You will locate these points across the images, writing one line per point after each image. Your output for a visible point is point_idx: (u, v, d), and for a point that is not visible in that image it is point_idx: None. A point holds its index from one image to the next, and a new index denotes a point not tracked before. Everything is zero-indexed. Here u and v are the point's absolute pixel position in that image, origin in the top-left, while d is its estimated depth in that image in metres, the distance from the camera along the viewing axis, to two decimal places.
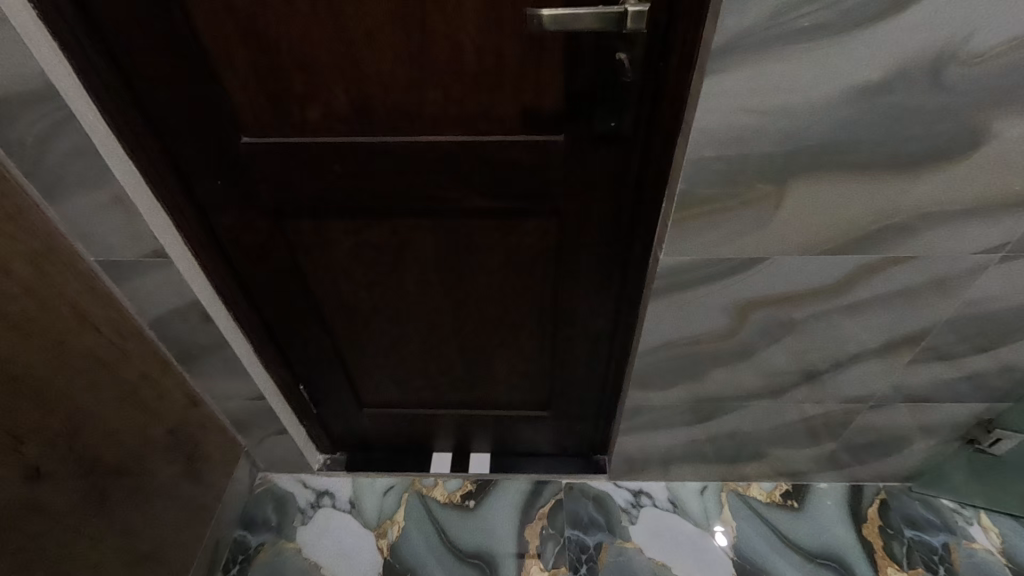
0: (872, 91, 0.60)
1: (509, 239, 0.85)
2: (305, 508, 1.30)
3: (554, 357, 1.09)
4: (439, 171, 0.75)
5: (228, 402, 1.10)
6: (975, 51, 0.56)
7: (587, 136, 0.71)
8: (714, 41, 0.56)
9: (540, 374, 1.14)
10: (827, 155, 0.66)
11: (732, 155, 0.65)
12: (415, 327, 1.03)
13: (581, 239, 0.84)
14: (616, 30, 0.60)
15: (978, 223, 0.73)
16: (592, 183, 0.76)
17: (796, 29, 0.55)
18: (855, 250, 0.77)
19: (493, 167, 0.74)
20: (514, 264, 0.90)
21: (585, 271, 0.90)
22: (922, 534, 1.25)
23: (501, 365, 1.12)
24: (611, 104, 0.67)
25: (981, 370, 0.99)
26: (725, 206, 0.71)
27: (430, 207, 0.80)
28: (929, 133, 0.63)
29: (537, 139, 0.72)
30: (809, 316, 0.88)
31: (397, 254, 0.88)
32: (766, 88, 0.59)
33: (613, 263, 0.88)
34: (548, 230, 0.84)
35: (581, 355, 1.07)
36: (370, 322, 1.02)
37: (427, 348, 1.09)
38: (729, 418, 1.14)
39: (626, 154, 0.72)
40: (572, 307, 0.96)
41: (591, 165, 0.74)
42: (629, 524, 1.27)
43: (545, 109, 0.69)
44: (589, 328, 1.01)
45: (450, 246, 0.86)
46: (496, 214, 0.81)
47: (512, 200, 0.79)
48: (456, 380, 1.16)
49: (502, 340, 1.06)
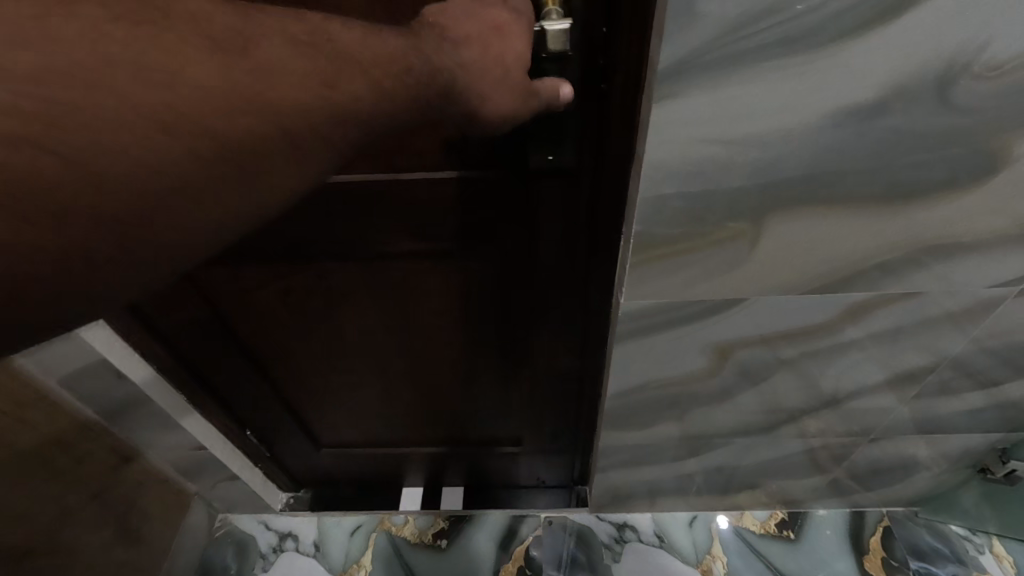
0: (863, 114, 0.48)
1: (450, 278, 0.77)
2: (266, 553, 1.22)
3: (520, 397, 0.99)
4: (361, 213, 0.68)
5: (167, 451, 1.01)
6: (993, 62, 0.45)
7: (521, 171, 0.63)
8: (659, 63, 0.45)
9: (506, 413, 1.04)
10: (810, 189, 0.54)
11: (695, 191, 0.54)
12: (362, 370, 0.95)
13: (531, 277, 0.76)
14: (540, 51, 0.50)
15: (994, 255, 0.62)
16: (534, 219, 0.68)
17: (765, 41, 0.43)
18: (847, 288, 0.66)
19: (419, 206, 0.67)
20: (461, 304, 0.81)
21: (540, 314, 0.81)
22: (928, 566, 1.16)
23: (464, 405, 1.03)
24: (546, 135, 0.58)
25: (997, 400, 0.89)
26: (691, 246, 0.60)
27: (357, 250, 0.73)
28: (934, 160, 0.52)
29: (465, 176, 0.64)
30: (795, 354, 0.78)
31: (329, 300, 0.80)
32: (729, 116, 0.48)
33: (571, 305, 0.79)
34: (493, 269, 0.76)
35: (548, 393, 0.98)
36: (313, 366, 0.94)
37: (380, 389, 0.99)
38: (717, 454, 1.04)
39: (569, 191, 0.64)
40: (532, 346, 0.87)
41: (530, 201, 0.66)
42: (612, 562, 1.19)
43: (470, 142, 0.61)
44: (553, 367, 0.91)
45: (386, 287, 0.78)
46: (432, 254, 0.74)
47: (447, 239, 0.72)
48: (417, 421, 1.08)
49: (460, 382, 0.97)
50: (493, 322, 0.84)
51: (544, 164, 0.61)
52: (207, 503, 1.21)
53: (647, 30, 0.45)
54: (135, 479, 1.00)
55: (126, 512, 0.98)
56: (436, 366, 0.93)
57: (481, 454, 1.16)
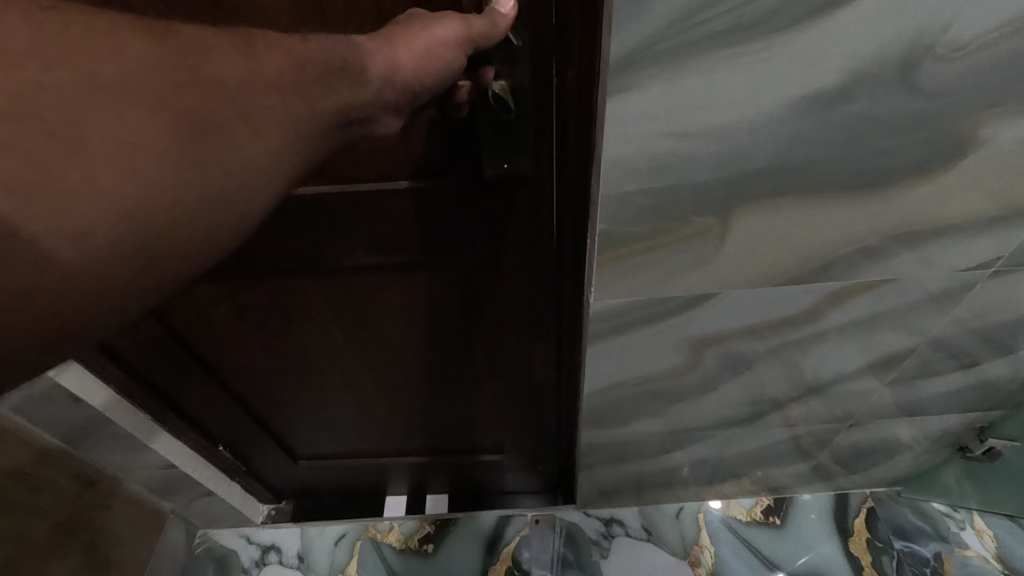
0: (826, 101, 0.46)
1: (414, 290, 0.75)
2: (248, 568, 1.19)
3: (497, 404, 0.97)
4: (313, 227, 0.65)
5: (135, 470, 0.98)
6: (956, 43, 0.43)
7: (478, 178, 0.61)
8: (611, 54, 0.42)
9: (484, 421, 1.02)
10: (777, 181, 0.53)
11: (658, 187, 0.52)
12: (332, 383, 0.92)
13: (497, 285, 0.74)
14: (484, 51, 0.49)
15: (963, 240, 0.61)
16: (496, 226, 0.66)
17: (720, 27, 0.41)
18: (820, 278, 0.65)
19: (374, 218, 0.65)
20: (428, 315, 0.79)
21: (511, 320, 0.80)
22: (912, 545, 1.17)
23: (440, 414, 1.00)
24: (500, 141, 0.57)
25: (977, 379, 0.89)
26: (657, 243, 0.58)
27: (314, 265, 0.70)
28: (901, 146, 0.50)
29: (419, 185, 0.62)
30: (774, 346, 0.77)
31: (290, 315, 0.78)
32: (687, 109, 0.46)
33: (542, 309, 0.78)
34: (458, 279, 0.73)
35: (525, 399, 0.96)
36: (281, 380, 0.91)
37: (354, 401, 0.97)
38: (700, 447, 1.03)
39: (530, 193, 0.62)
40: (504, 353, 0.85)
41: (490, 209, 0.64)
42: (600, 558, 1.18)
43: (422, 151, 0.59)
44: (528, 374, 0.90)
45: (347, 301, 0.76)
46: (393, 267, 0.71)
47: (407, 251, 0.69)
48: (394, 432, 1.06)
49: (434, 392, 0.95)
50: (462, 332, 0.82)
51: (500, 171, 0.60)
52: (183, 520, 1.18)
53: (596, 23, 0.43)
54: (102, 502, 0.97)
55: (93, 536, 0.95)
56: (409, 376, 0.91)
57: (462, 462, 1.14)
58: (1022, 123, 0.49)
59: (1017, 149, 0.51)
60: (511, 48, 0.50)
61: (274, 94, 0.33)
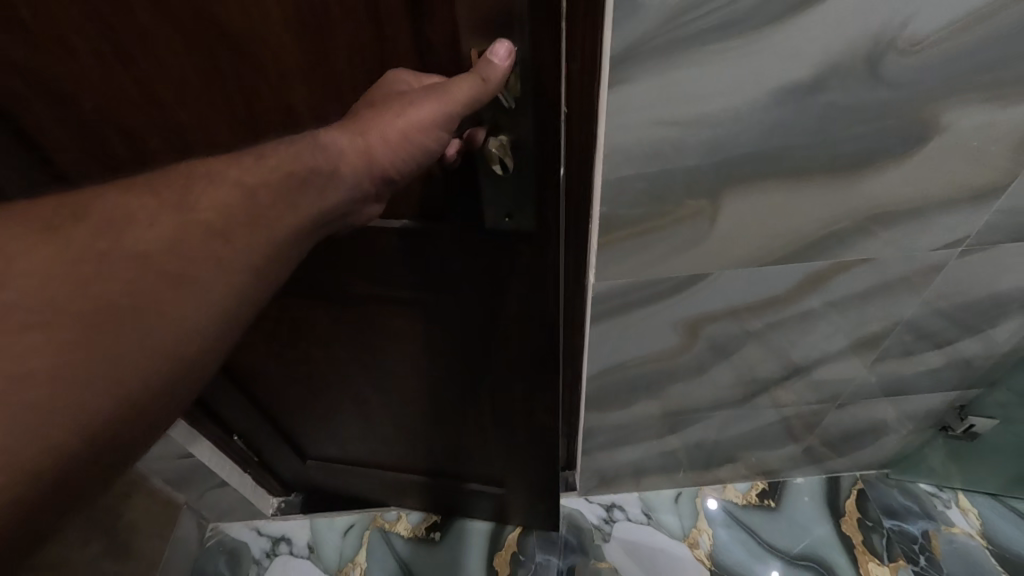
0: (802, 92, 0.52)
1: (415, 322, 0.76)
2: (259, 558, 1.22)
3: (497, 436, 0.96)
4: (317, 256, 0.68)
5: (155, 462, 1.02)
6: (914, 39, 0.49)
7: (478, 228, 0.59)
8: (610, 48, 0.48)
9: (484, 451, 1.02)
10: (759, 166, 0.58)
11: (654, 172, 0.57)
12: (338, 394, 0.95)
13: (497, 327, 0.73)
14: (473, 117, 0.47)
15: (937, 220, 0.67)
16: (495, 274, 0.64)
17: (707, 26, 0.47)
18: (804, 258, 0.70)
19: (375, 255, 0.65)
20: (428, 345, 0.80)
21: (512, 359, 0.78)
22: (901, 524, 1.22)
23: (442, 433, 1.01)
24: (498, 197, 0.54)
25: (954, 358, 0.95)
26: (652, 226, 0.63)
27: (319, 289, 0.73)
28: (869, 132, 0.56)
29: (420, 227, 0.61)
30: (763, 326, 0.83)
31: (298, 329, 0.81)
32: (679, 99, 0.51)
33: (544, 355, 0.75)
34: (457, 316, 0.73)
35: (525, 439, 0.94)
36: (289, 385, 0.95)
37: (360, 411, 0.99)
38: (697, 429, 1.08)
39: (531, 247, 0.59)
40: (504, 390, 0.84)
41: (489, 257, 0.62)
42: (602, 542, 1.22)
43: (422, 198, 0.58)
44: (528, 415, 0.87)
45: (349, 325, 0.79)
46: (394, 300, 0.72)
47: (406, 288, 0.69)
48: (398, 445, 1.07)
49: (435, 415, 0.96)
50: (462, 364, 0.82)
51: (501, 224, 0.57)
52: (196, 512, 1.21)
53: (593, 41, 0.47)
54: (121, 492, 1.00)
55: (114, 525, 0.98)
56: (410, 396, 0.92)
57: (462, 488, 1.13)
58: (980, 111, 0.55)
59: (975, 134, 0.57)
60: (504, 109, 0.46)
61: (217, 239, 0.37)
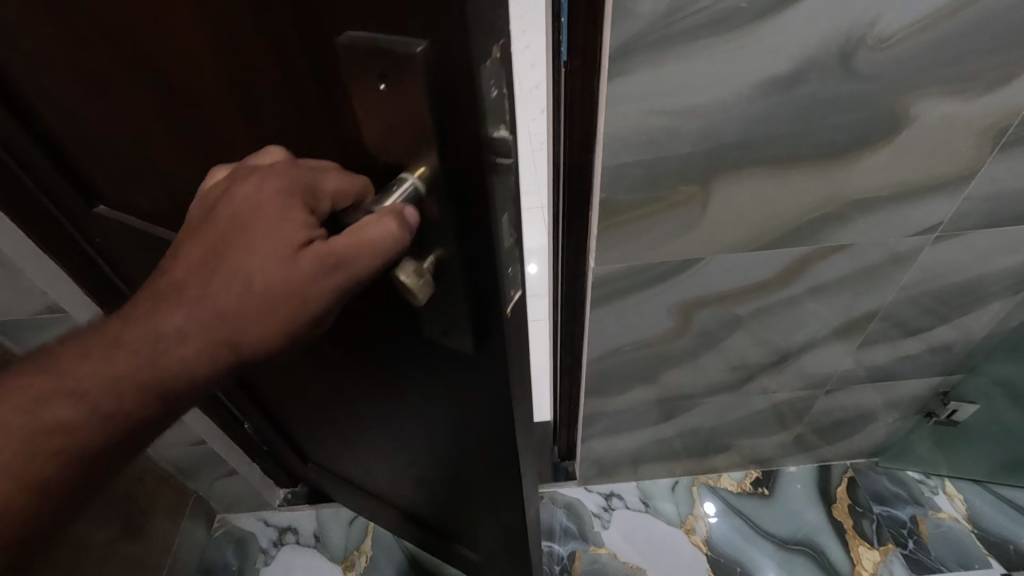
0: (783, 84, 0.57)
1: (381, 399, 0.68)
2: (267, 548, 1.25)
3: (472, 523, 0.85)
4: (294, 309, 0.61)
5: (169, 449, 1.06)
6: (882, 35, 0.54)
7: (423, 334, 0.50)
8: (610, 43, 0.53)
9: (463, 529, 0.91)
10: (746, 154, 0.63)
11: (649, 159, 0.62)
12: (326, 429, 0.92)
13: (457, 428, 0.63)
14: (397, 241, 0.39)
15: (913, 205, 0.72)
16: (448, 380, 0.55)
17: (697, 22, 0.52)
18: (790, 243, 0.75)
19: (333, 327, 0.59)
20: (396, 424, 0.72)
21: (481, 468, 0.68)
22: (890, 509, 1.26)
23: (426, 506, 0.93)
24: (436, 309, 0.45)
25: (932, 344, 1.00)
26: (649, 211, 0.68)
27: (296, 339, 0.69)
28: (846, 123, 0.61)
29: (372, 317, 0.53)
30: (753, 311, 0.87)
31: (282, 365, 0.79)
32: (672, 89, 0.56)
33: (502, 474, 0.64)
34: (419, 407, 0.64)
35: (497, 538, 0.82)
36: (287, 403, 0.94)
37: (345, 447, 0.94)
38: (693, 415, 1.12)
39: (476, 366, 0.49)
40: (471, 484, 0.74)
41: (441, 362, 0.53)
42: (601, 529, 1.26)
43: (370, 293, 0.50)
44: (496, 518, 0.76)
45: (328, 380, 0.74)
46: (361, 374, 0.66)
47: (368, 366, 0.63)
48: (383, 489, 1.01)
49: (412, 482, 0.87)
50: (428, 450, 0.73)
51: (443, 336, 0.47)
52: (205, 502, 1.24)
53: (595, 30, 0.53)
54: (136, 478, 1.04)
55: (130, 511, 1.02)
56: (387, 459, 0.85)
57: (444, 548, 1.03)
58: (945, 103, 0.60)
59: (942, 123, 0.62)
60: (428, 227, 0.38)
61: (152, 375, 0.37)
